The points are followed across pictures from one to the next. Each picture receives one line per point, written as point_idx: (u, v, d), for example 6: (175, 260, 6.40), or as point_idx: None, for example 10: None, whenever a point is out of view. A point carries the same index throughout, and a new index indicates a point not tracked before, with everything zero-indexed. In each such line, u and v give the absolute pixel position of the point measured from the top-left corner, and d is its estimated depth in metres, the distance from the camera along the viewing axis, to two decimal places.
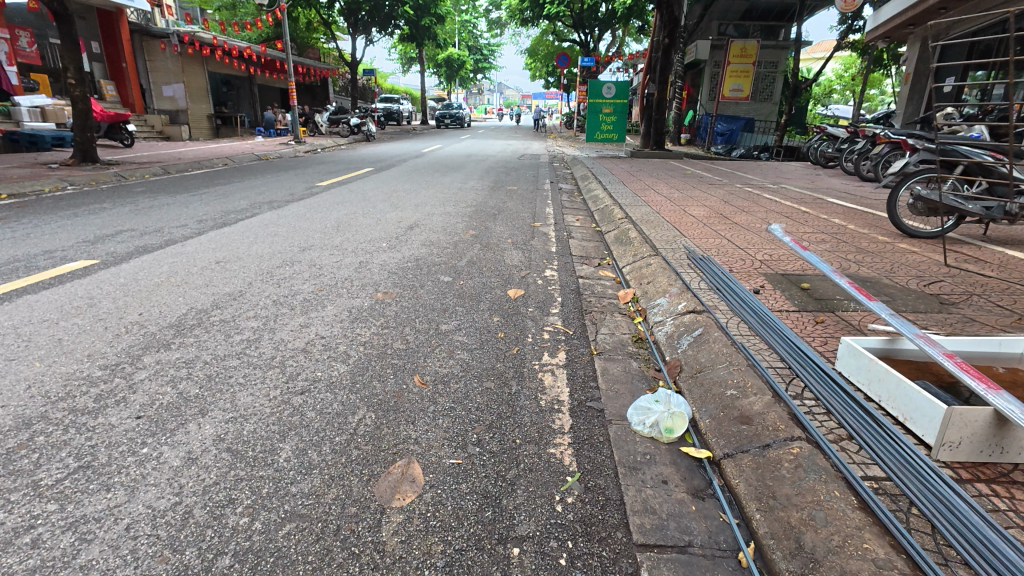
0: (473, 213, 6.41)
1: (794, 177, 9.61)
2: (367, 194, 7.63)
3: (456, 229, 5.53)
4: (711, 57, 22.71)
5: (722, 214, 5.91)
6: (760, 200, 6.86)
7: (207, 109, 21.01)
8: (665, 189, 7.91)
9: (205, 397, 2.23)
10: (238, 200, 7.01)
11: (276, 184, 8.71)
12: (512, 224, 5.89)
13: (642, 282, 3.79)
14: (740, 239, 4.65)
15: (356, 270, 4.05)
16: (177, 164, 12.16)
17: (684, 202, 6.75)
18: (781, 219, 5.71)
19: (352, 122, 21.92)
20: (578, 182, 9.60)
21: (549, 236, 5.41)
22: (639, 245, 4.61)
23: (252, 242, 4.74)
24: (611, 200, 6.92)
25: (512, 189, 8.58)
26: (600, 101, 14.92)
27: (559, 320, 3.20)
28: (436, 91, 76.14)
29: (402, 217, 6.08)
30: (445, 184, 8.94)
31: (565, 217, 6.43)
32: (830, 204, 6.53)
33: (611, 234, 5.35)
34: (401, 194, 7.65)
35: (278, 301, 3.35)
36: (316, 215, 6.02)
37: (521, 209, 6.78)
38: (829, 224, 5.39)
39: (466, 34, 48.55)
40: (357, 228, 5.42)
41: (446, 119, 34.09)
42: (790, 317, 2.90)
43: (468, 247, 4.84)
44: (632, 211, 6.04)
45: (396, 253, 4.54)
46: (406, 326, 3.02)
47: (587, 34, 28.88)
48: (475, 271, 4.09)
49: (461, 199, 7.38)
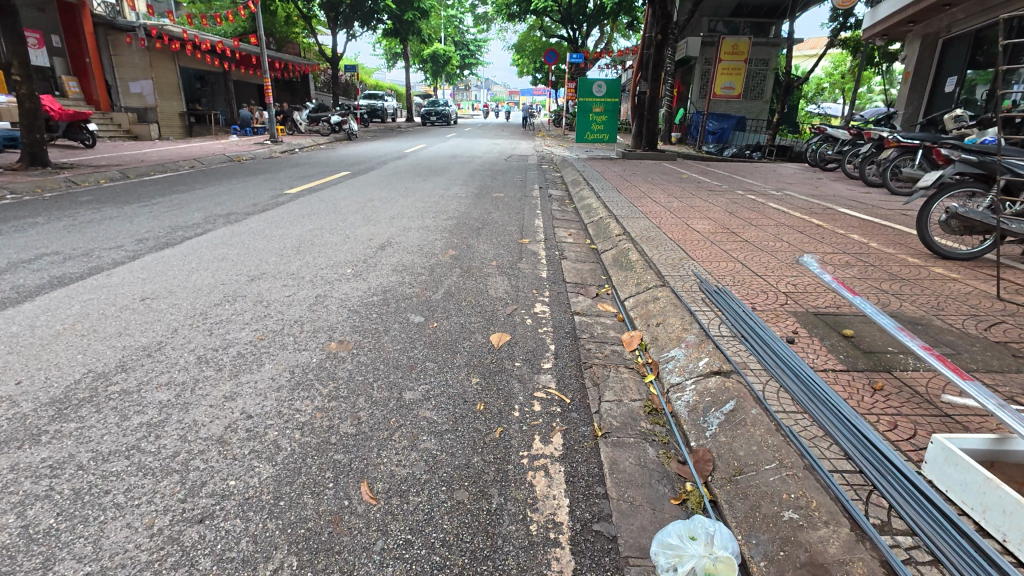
0: (454, 227, 5.79)
1: (796, 182, 9.11)
2: (339, 203, 6.96)
3: (434, 249, 4.91)
4: (702, 55, 22.22)
5: (728, 229, 5.37)
6: (767, 210, 6.34)
7: (178, 107, 20.02)
8: (662, 197, 7.36)
9: (59, 536, 1.59)
10: (192, 212, 6.29)
11: (240, 192, 7.98)
12: (498, 240, 5.29)
13: (649, 322, 3.20)
14: (755, 263, 4.10)
15: (309, 308, 3.40)
16: (139, 167, 11.32)
17: (685, 213, 6.20)
18: (794, 234, 5.18)
19: (332, 120, 21.06)
20: (569, 187, 9.02)
21: (538, 255, 4.81)
22: (642, 271, 4.03)
23: (191, 269, 4.05)
24: (607, 210, 6.35)
25: (498, 196, 7.95)
26: (591, 99, 14.32)
27: (554, 381, 2.59)
28: (423, 87, 74.85)
29: (374, 233, 5.44)
30: (427, 190, 8.29)
31: (557, 230, 5.85)
32: (843, 215, 6.03)
33: (609, 254, 4.76)
34: (377, 204, 6.98)
35: (203, 358, 2.70)
36: (277, 232, 5.33)
37: (509, 222, 6.18)
38: (847, 241, 4.88)
39: (452, 28, 47.44)
40: (320, 248, 4.76)
41: (432, 117, 33.26)
42: (839, 381, 2.33)
43: (447, 272, 4.21)
44: (631, 225, 5.47)
45: (360, 283, 3.89)
46: (361, 395, 2.39)
47: (575, 30, 28.23)
48: (452, 307, 3.48)
49: (442, 209, 6.75)
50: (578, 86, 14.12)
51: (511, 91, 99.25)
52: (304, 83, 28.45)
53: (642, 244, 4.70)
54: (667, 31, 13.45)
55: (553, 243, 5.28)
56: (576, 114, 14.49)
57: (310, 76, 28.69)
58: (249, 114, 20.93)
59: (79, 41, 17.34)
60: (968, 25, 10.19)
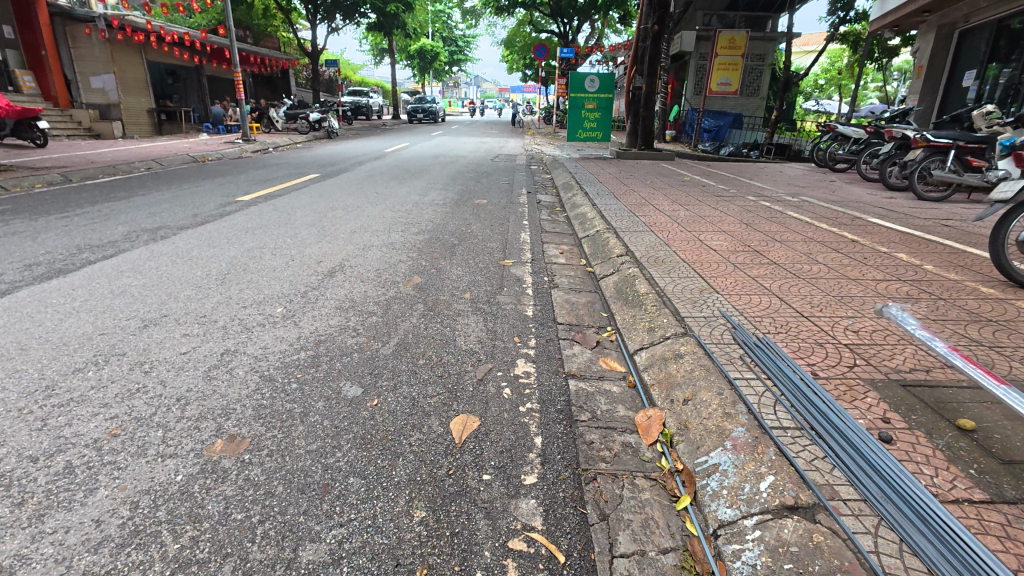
0: (425, 244, 4.90)
1: (808, 185, 8.32)
2: (296, 214, 6.04)
3: (396, 275, 4.01)
4: (697, 50, 21.39)
5: (750, 246, 4.53)
6: (787, 220, 5.53)
7: (145, 103, 18.84)
8: (665, 204, 6.52)
9: None
10: (114, 226, 5.30)
11: (187, 199, 6.99)
12: (476, 261, 4.41)
13: (671, 395, 2.33)
14: (796, 299, 3.26)
15: (206, 374, 2.47)
16: (84, 169, 10.20)
17: (693, 224, 5.38)
18: (828, 252, 4.37)
19: (311, 117, 20.02)
20: (561, 192, 8.16)
21: (524, 283, 3.92)
22: (654, 308, 3.16)
23: (69, 312, 3.10)
24: (604, 221, 5.49)
25: (481, 204, 7.06)
26: (583, 95, 13.42)
27: (539, 514, 1.71)
28: (411, 83, 73.55)
29: (326, 253, 4.53)
30: (399, 197, 7.38)
31: (547, 247, 4.97)
32: (874, 227, 5.25)
33: (609, 282, 3.88)
34: (340, 215, 6.06)
35: (4, 481, 1.76)
36: (206, 254, 4.39)
37: (490, 236, 5.30)
38: (895, 262, 4.06)
39: (439, 23, 46.24)
40: (251, 276, 3.82)
41: (419, 114, 32.25)
42: (991, 529, 1.48)
43: (406, 311, 3.31)
44: (634, 241, 4.62)
45: (289, 331, 2.97)
46: (229, 559, 1.50)
47: (565, 24, 27.38)
48: (404, 371, 2.57)
49: (414, 221, 5.86)
50: (569, 81, 13.20)
51: (501, 89, 98.45)
52: (285, 78, 27.24)
53: (651, 268, 3.84)
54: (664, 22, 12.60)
55: (542, 264, 4.41)
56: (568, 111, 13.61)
57: (291, 72, 27.46)
58: (222, 111, 19.80)
59: (34, 32, 15.98)
60: (989, 15, 9.47)
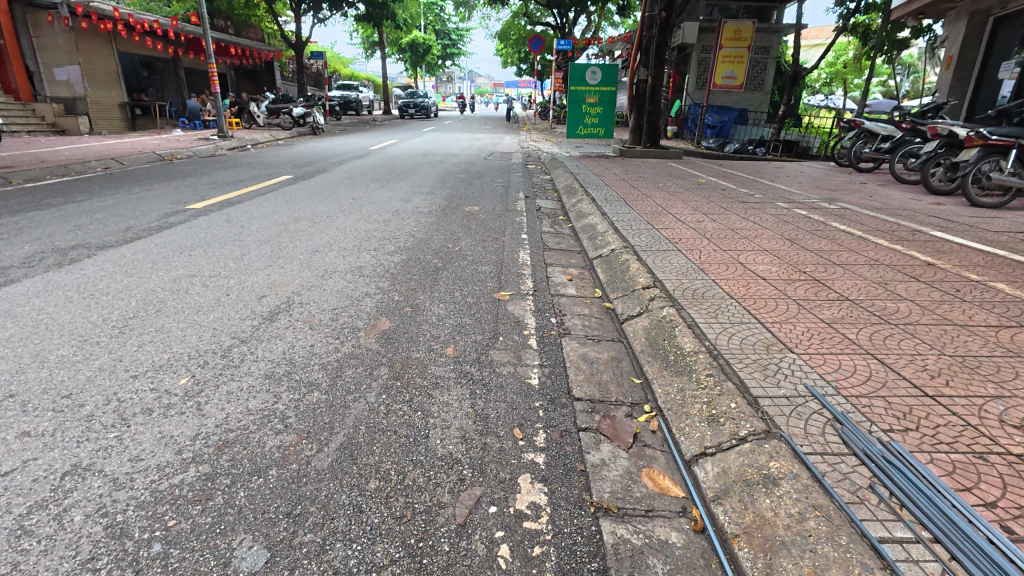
0: (402, 269, 3.98)
1: (839, 189, 7.46)
2: (252, 227, 5.09)
3: (360, 317, 3.09)
4: (699, 42, 20.53)
5: (805, 272, 3.63)
6: (836, 235, 4.65)
7: (117, 97, 17.78)
8: (686, 212, 5.64)
9: None
10: (19, 244, 4.32)
11: (129, 207, 6.00)
12: (464, 293, 3.51)
13: (775, 568, 1.41)
14: (903, 363, 2.36)
15: (15, 525, 1.54)
16: (31, 169, 9.18)
17: (725, 239, 4.49)
18: (907, 281, 3.48)
19: (294, 112, 19.06)
20: (563, 197, 7.24)
21: (526, 329, 3.00)
22: (709, 380, 2.25)
23: None
24: (620, 236, 4.59)
25: (472, 212, 6.13)
26: (583, 89, 12.42)
27: None
28: (404, 77, 72.51)
29: (275, 283, 3.59)
30: (378, 204, 6.43)
31: (551, 271, 4.06)
32: (943, 243, 4.39)
33: (637, 328, 2.96)
34: (304, 228, 5.11)
35: None
36: (115, 286, 3.42)
37: (482, 255, 4.39)
38: (1002, 297, 3.17)
39: (431, 14, 44.99)
40: (163, 324, 2.88)
41: (410, 109, 31.16)
42: None
43: (363, 380, 2.39)
44: (661, 267, 3.72)
45: (183, 424, 2.02)
46: None
47: (561, 16, 26.38)
48: (345, 506, 1.66)
49: (393, 236, 4.94)
50: (570, 73, 12.21)
51: (495, 84, 97.32)
52: (269, 71, 26.00)
53: (692, 310, 2.94)
54: (672, 8, 11.66)
55: (546, 298, 3.51)
56: (567, 106, 12.64)
57: (276, 64, 26.23)
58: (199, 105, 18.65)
59: None
60: None
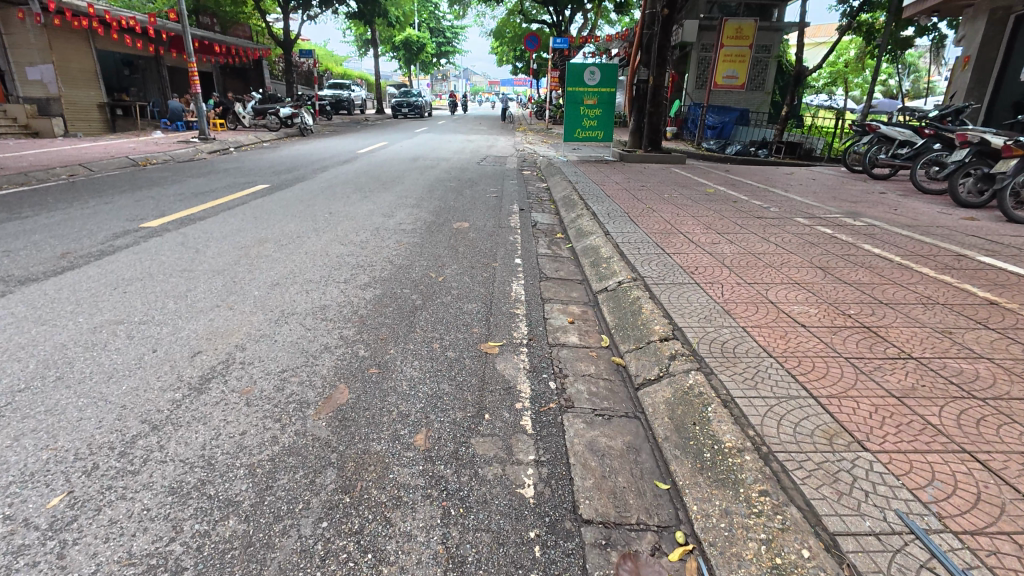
0: (373, 309, 3.39)
1: (858, 200, 6.92)
2: (209, 252, 4.48)
3: (313, 383, 2.50)
4: (699, 40, 19.97)
5: (850, 317, 3.06)
6: (872, 262, 4.09)
7: (96, 97, 17.11)
8: (699, 232, 5.08)
9: None
10: None
11: (76, 225, 5.38)
12: (443, 346, 2.92)
13: None
14: (1016, 470, 1.79)
15: None
16: None
17: (747, 269, 3.94)
18: (973, 328, 2.92)
19: (282, 113, 18.40)
20: (561, 210, 6.66)
21: (517, 401, 2.41)
22: (765, 504, 1.67)
23: None
24: (628, 264, 4.00)
25: (460, 230, 5.54)
26: (581, 89, 11.79)
27: None
28: (399, 75, 71.67)
29: (219, 331, 3.00)
30: (357, 220, 5.82)
31: (548, 311, 3.48)
32: (996, 273, 3.83)
33: (657, 401, 2.37)
34: (268, 253, 4.51)
35: None
36: (19, 338, 2.82)
37: (468, 289, 3.81)
38: None
39: (426, 12, 44.21)
40: (57, 400, 2.28)
41: (404, 108, 30.49)
42: None
43: (297, 496, 1.79)
44: (680, 311, 3.14)
45: None
46: None
47: (557, 14, 25.77)
48: None
49: (368, 262, 4.35)
50: (567, 72, 11.59)
51: (491, 83, 96.57)
52: (258, 69, 25.25)
53: (725, 379, 2.36)
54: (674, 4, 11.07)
55: (542, 351, 2.92)
56: (564, 108, 12.03)
57: (265, 62, 25.48)
58: (181, 105, 17.94)
59: None
60: None
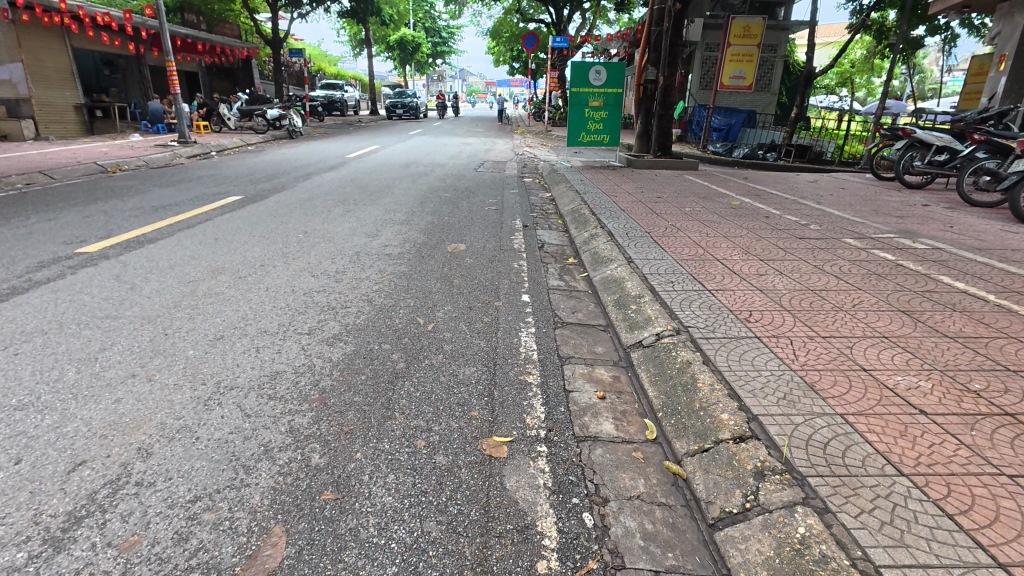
0: (340, 379, 2.58)
1: (902, 214, 6.19)
2: (146, 288, 3.66)
3: (233, 524, 1.70)
4: (703, 39, 19.27)
5: (981, 397, 2.31)
6: (965, 304, 3.33)
7: (72, 98, 16.25)
8: (738, 258, 4.33)
9: None
10: None
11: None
12: (429, 445, 2.11)
13: None
14: None
15: None
16: None
17: (815, 313, 3.19)
18: None
19: (269, 114, 17.44)
20: (570, 226, 5.88)
21: (539, 560, 1.61)
22: None
23: None
24: (666, 309, 3.22)
25: (455, 254, 4.75)
26: (586, 90, 10.99)
27: None
28: (394, 75, 70.83)
29: (121, 420, 2.19)
30: (336, 241, 5.02)
31: (570, 378, 2.68)
32: None
33: (752, 561, 1.58)
34: (220, 289, 3.69)
35: None
36: None
37: (464, 342, 3.01)
38: None
39: (421, 11, 43.35)
40: None
41: (398, 109, 29.69)
42: None
43: None
44: (750, 389, 2.35)
45: None
46: None
47: (556, 13, 25.06)
48: None
49: (343, 301, 3.55)
50: (570, 71, 10.78)
51: (488, 83, 95.81)
52: (247, 69, 24.33)
53: (853, 528, 1.59)
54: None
55: (568, 452, 2.11)
56: (568, 109, 11.23)
57: (254, 62, 24.57)
58: (162, 106, 17.06)
59: None
60: None
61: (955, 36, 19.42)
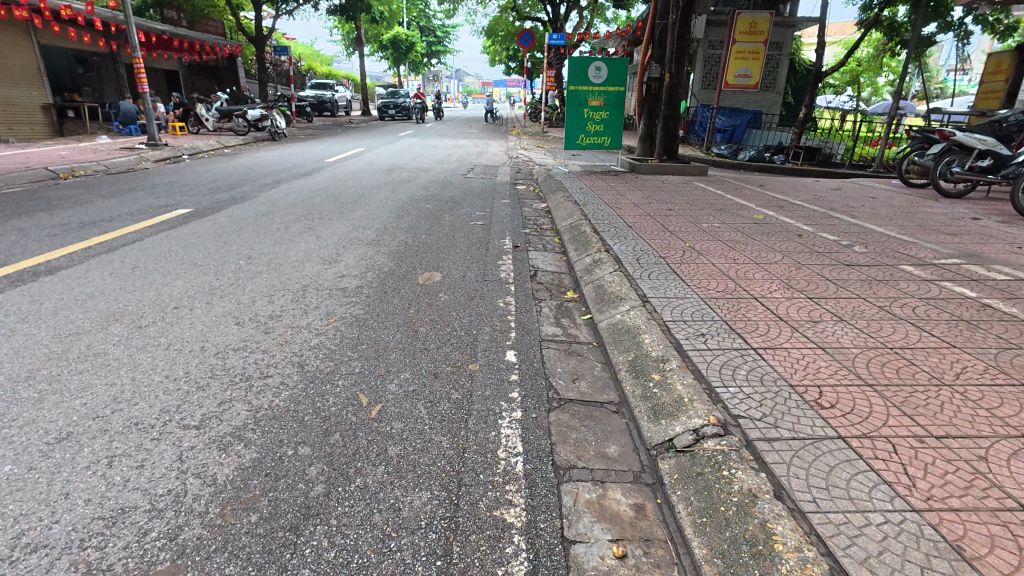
0: (213, 530, 1.66)
1: (954, 231, 5.34)
2: (4, 347, 2.75)
3: None
4: (706, 37, 18.43)
5: None
6: None
7: (39, 96, 15.27)
8: (780, 296, 3.46)
9: None
10: None
11: None
12: None
13: None
14: None
15: None
16: None
17: (907, 390, 2.30)
18: None
19: (250, 115, 16.50)
20: (568, 247, 5.01)
21: None
22: None
23: None
24: (703, 383, 2.35)
25: (427, 287, 3.85)
26: (585, 88, 10.09)
27: None
28: (389, 75, 69.75)
29: None
30: (282, 271, 4.12)
31: (570, 513, 1.77)
32: None
33: None
34: (104, 347, 2.79)
35: None
36: None
37: (417, 444, 2.09)
38: None
39: (414, 9, 42.33)
40: None
41: (390, 110, 28.78)
42: None
43: None
44: (860, 557, 1.46)
45: None
46: None
47: (552, 10, 24.22)
48: None
49: (264, 368, 2.64)
50: (567, 69, 9.89)
51: None
52: (232, 68, 23.40)
53: None
54: None
55: None
56: (566, 110, 10.33)
57: (239, 60, 23.65)
58: (135, 107, 16.12)
59: None
60: None
61: (968, 33, 18.61)
